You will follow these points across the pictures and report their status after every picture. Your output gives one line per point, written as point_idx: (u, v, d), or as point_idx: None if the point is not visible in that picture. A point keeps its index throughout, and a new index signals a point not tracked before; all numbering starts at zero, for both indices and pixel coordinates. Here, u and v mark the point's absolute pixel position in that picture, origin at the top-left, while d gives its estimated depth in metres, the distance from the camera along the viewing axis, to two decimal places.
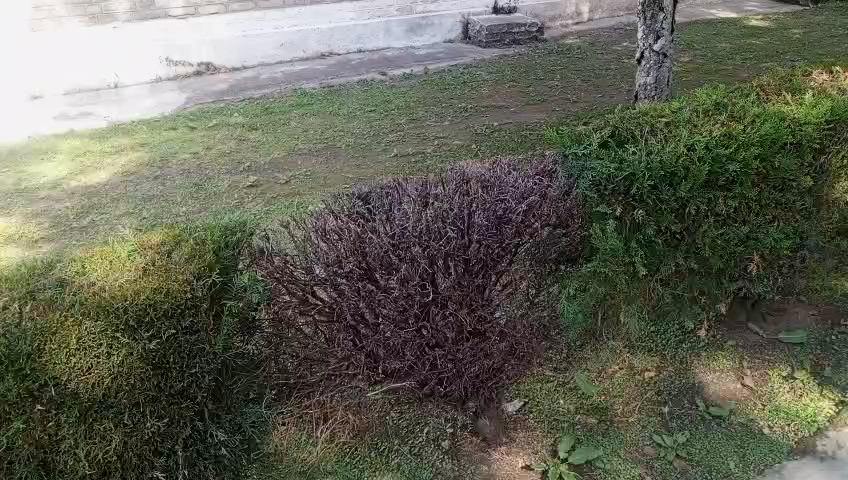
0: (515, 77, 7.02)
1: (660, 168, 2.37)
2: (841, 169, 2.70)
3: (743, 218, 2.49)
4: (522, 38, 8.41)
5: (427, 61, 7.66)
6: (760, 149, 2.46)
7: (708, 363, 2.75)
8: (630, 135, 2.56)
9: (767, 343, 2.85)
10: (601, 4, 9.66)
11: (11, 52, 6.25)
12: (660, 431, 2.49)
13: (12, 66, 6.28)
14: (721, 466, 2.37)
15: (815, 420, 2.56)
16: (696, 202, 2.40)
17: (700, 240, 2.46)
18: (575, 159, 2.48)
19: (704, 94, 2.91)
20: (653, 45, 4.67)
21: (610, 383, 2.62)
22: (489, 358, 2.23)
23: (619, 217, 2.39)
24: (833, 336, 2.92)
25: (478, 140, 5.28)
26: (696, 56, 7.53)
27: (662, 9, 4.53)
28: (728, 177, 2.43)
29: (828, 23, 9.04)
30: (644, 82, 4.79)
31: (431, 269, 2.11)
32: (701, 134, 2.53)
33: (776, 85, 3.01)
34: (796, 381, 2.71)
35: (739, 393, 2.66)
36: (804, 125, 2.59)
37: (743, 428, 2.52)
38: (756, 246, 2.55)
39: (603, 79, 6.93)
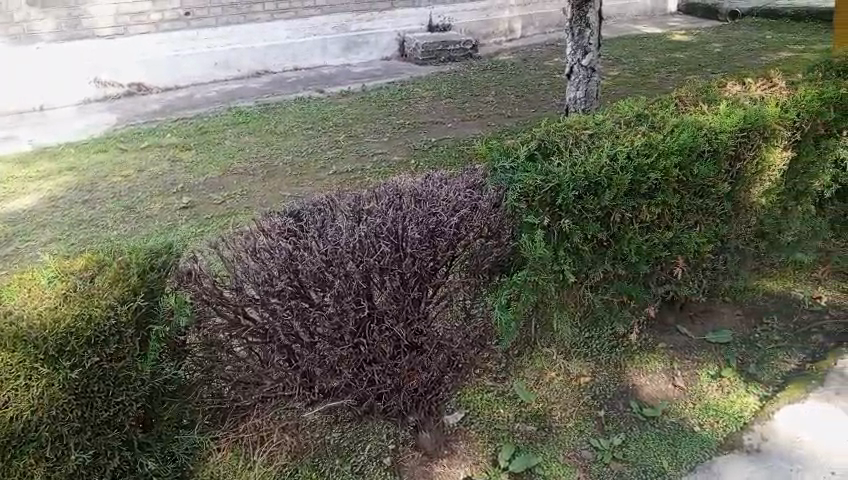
0: (451, 93, 7.13)
1: (584, 177, 2.42)
2: (755, 174, 2.84)
3: (666, 223, 2.61)
4: (458, 55, 8.54)
5: (363, 78, 7.71)
6: (678, 157, 2.56)
7: (640, 366, 2.83)
8: (555, 148, 2.61)
9: (696, 343, 2.97)
10: (533, 21, 9.93)
11: (11, 72, 6.34)
12: (597, 435, 2.55)
13: (10, 83, 6.38)
14: (654, 465, 2.43)
15: (742, 415, 2.64)
16: (619, 210, 2.48)
17: (627, 247, 2.56)
18: (503, 172, 2.50)
19: (626, 106, 3.01)
20: (581, 60, 4.82)
21: (548, 390, 2.70)
22: (428, 371, 2.22)
23: (547, 227, 2.43)
24: (757, 334, 3.07)
25: (416, 156, 5.32)
26: (623, 70, 7.81)
27: (589, 25, 4.68)
28: (650, 184, 2.51)
29: (745, 37, 9.54)
30: (575, 96, 4.94)
31: (366, 285, 2.06)
32: (624, 144, 2.59)
33: (693, 96, 3.15)
34: (723, 378, 2.81)
35: (670, 393, 2.75)
36: (719, 132, 2.68)
37: (674, 426, 2.60)
38: (680, 250, 2.69)
39: (536, 93, 7.11)
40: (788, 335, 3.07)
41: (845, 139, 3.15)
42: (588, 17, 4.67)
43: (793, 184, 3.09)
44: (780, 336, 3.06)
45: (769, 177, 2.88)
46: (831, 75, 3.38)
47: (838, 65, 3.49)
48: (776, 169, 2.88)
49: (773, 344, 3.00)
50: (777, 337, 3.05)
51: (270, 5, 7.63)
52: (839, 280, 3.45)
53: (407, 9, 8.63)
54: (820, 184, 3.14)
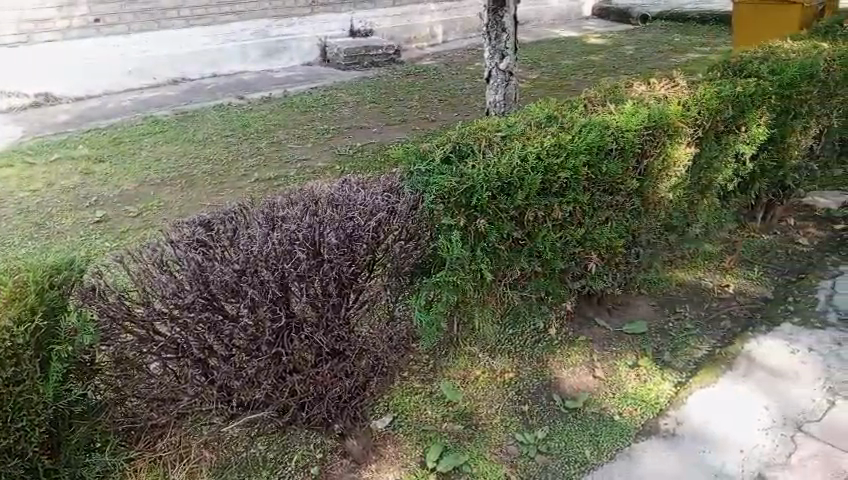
0: (375, 98, 7.12)
1: (498, 177, 2.45)
2: (662, 171, 2.96)
3: (579, 220, 2.71)
4: (381, 60, 8.55)
5: (285, 84, 7.62)
6: (587, 155, 2.63)
7: (563, 359, 2.93)
8: (470, 150, 2.62)
9: (614, 335, 3.08)
10: (453, 26, 10.06)
11: None
12: (522, 430, 2.60)
13: None
14: (576, 455, 2.48)
15: (658, 401, 2.73)
16: (532, 209, 2.55)
17: (542, 244, 2.64)
18: (419, 175, 2.49)
19: (537, 109, 3.07)
20: (499, 63, 4.91)
21: (474, 389, 2.75)
22: (351, 377, 2.19)
23: (464, 227, 2.46)
24: (671, 322, 3.20)
25: (340, 161, 5.28)
26: (542, 73, 8.00)
27: (505, 30, 4.77)
28: (560, 183, 2.59)
29: (655, 40, 9.96)
30: (494, 99, 5.03)
31: (282, 293, 2.02)
32: (534, 144, 2.63)
33: (602, 97, 3.24)
34: (640, 367, 2.91)
35: (591, 384, 2.83)
36: (626, 131, 2.76)
37: (595, 416, 2.66)
38: (593, 245, 2.80)
39: (458, 97, 7.20)
40: (699, 322, 3.20)
41: (743, 135, 3.36)
42: (504, 21, 4.76)
43: (697, 179, 3.23)
44: (692, 323, 3.19)
45: (674, 173, 3.01)
46: (729, 74, 3.55)
47: (734, 65, 3.66)
48: (681, 165, 3.01)
49: (686, 331, 3.13)
50: (689, 324, 3.19)
51: (185, 11, 7.43)
52: (744, 267, 3.62)
53: (327, 15, 8.59)
54: (721, 178, 3.34)
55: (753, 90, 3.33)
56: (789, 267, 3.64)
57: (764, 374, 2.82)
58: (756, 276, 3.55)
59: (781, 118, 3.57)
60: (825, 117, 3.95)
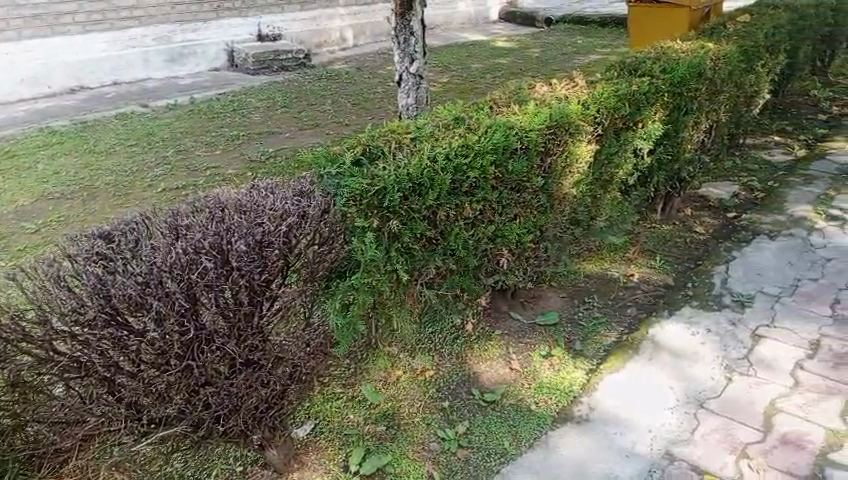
0: (286, 103, 7.03)
1: (408, 179, 2.47)
2: (565, 168, 3.08)
3: (489, 218, 2.79)
4: (291, 64, 8.45)
5: (191, 90, 7.42)
6: (494, 155, 2.70)
7: (480, 354, 3.01)
8: (380, 152, 2.61)
9: (528, 328, 3.20)
10: (364, 30, 10.05)
11: None
12: (443, 427, 2.63)
13: None
14: (496, 447, 2.52)
15: (572, 389, 2.82)
16: (444, 208, 2.60)
17: (454, 243, 2.70)
18: (330, 178, 2.44)
19: (444, 111, 3.11)
20: (409, 67, 4.96)
21: (394, 389, 2.79)
22: (267, 387, 2.17)
23: (378, 229, 2.46)
24: (580, 312, 3.34)
25: (252, 168, 5.17)
26: (453, 77, 8.12)
27: (413, 34, 4.83)
28: (470, 183, 2.65)
29: (559, 42, 10.33)
30: (406, 102, 5.07)
31: (190, 305, 1.94)
32: (442, 145, 2.67)
33: (507, 98, 3.34)
34: (553, 357, 3.01)
35: (509, 376, 2.91)
36: (530, 130, 2.85)
37: (513, 407, 2.73)
38: (503, 241, 2.89)
39: (371, 101, 7.21)
40: (607, 311, 3.35)
41: (640, 131, 3.54)
42: (412, 25, 4.81)
43: (599, 175, 3.38)
44: (600, 312, 3.34)
45: (577, 170, 3.14)
46: (626, 72, 3.72)
47: (629, 65, 3.80)
48: (583, 162, 3.15)
49: (595, 321, 3.27)
50: (597, 313, 3.34)
51: (82, 16, 7.11)
52: (647, 257, 3.82)
53: (232, 20, 8.44)
54: (622, 173, 3.51)
55: (648, 88, 3.51)
56: (688, 255, 3.86)
57: (668, 356, 2.96)
58: (658, 264, 3.75)
59: (674, 114, 3.78)
60: (714, 113, 4.22)
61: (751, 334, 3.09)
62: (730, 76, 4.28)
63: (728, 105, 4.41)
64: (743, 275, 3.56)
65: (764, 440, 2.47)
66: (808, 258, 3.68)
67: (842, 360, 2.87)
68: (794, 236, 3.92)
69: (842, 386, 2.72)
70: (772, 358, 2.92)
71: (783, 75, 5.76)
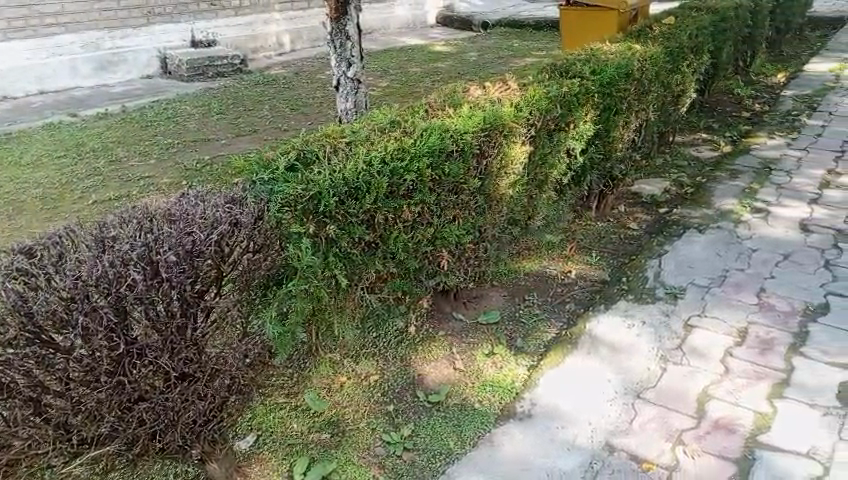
0: (222, 109, 6.90)
1: (344, 184, 2.45)
2: (501, 169, 3.13)
3: (427, 221, 2.80)
4: (226, 70, 8.31)
5: (122, 98, 7.20)
6: (430, 158, 2.71)
7: (425, 356, 3.02)
8: (315, 157, 2.58)
9: (471, 327, 3.23)
10: (301, 35, 9.96)
11: None
12: (389, 430, 2.63)
13: None
14: (441, 448, 2.53)
15: (514, 386, 2.86)
16: (382, 212, 2.59)
17: (394, 246, 2.69)
18: (262, 184, 2.36)
19: (379, 115, 3.11)
20: (347, 72, 4.94)
21: (339, 396, 2.77)
22: (204, 400, 2.14)
23: (315, 235, 2.43)
24: (521, 310, 3.40)
25: (187, 177, 5.05)
26: (392, 81, 8.13)
27: (349, 38, 4.81)
28: (407, 186, 2.65)
29: (496, 46, 10.48)
30: (345, 107, 5.05)
31: (120, 319, 1.89)
32: (378, 149, 2.66)
33: (442, 101, 3.36)
34: (495, 355, 3.05)
35: (452, 376, 2.92)
36: (465, 133, 2.88)
37: (458, 406, 2.75)
38: (443, 243, 2.91)
39: (310, 106, 7.14)
40: (547, 307, 3.42)
41: (572, 132, 3.63)
42: (347, 30, 4.80)
43: (533, 175, 3.45)
44: (540, 309, 3.40)
45: (512, 170, 3.19)
46: (557, 73, 3.80)
47: (560, 67, 3.89)
48: (517, 163, 3.20)
49: (535, 318, 3.33)
50: (537, 310, 3.40)
51: (2, 23, 6.81)
52: (584, 254, 3.92)
53: (164, 25, 8.26)
54: (556, 172, 3.59)
55: (578, 90, 3.60)
56: (622, 250, 3.97)
57: (606, 349, 3.04)
58: (595, 261, 3.84)
59: (604, 115, 3.89)
60: (642, 112, 4.36)
61: (683, 324, 3.20)
62: (656, 76, 4.43)
63: (656, 105, 4.56)
64: (675, 268, 3.68)
65: (698, 427, 2.55)
66: (735, 250, 3.84)
67: (768, 346, 3.00)
68: (721, 229, 4.08)
69: (769, 371, 2.84)
70: (704, 346, 3.03)
71: (708, 74, 5.99)
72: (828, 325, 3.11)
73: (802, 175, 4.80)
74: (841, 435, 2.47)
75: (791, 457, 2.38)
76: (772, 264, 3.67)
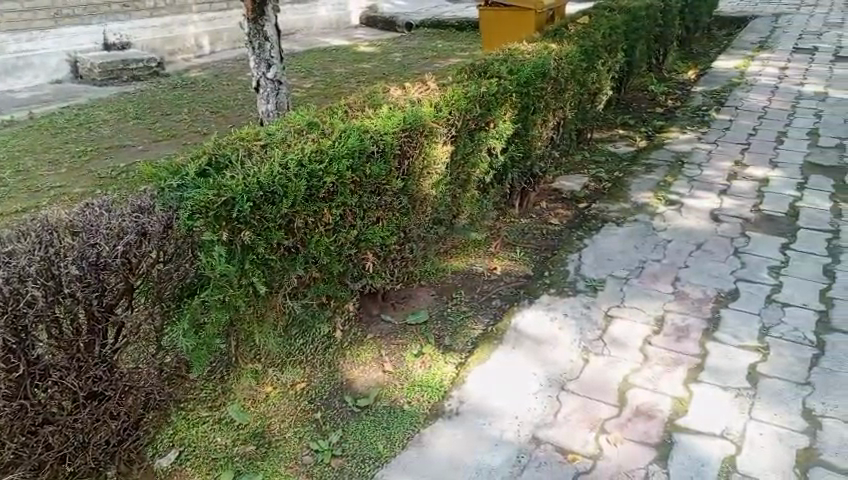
0: (139, 114, 6.64)
1: (257, 187, 2.35)
2: (423, 169, 3.13)
3: (350, 223, 2.77)
4: (142, 74, 8.01)
5: (30, 104, 6.84)
6: (349, 160, 2.67)
7: (353, 360, 2.99)
8: (227, 162, 2.50)
9: (399, 328, 3.23)
10: (221, 36, 9.71)
11: None
12: (316, 438, 2.58)
13: None
14: (371, 451, 2.50)
15: (442, 385, 2.86)
16: (302, 215, 2.53)
17: (315, 251, 2.64)
18: (171, 191, 2.27)
19: (296, 117, 3.05)
20: (266, 73, 4.83)
21: (265, 406, 2.71)
22: (118, 418, 2.12)
23: (228, 241, 2.30)
24: (449, 308, 3.41)
25: (101, 185, 4.83)
26: (315, 82, 8.03)
27: (268, 39, 4.72)
28: (327, 188, 2.61)
29: (421, 46, 10.52)
30: (266, 109, 4.93)
31: (19, 340, 1.80)
32: (294, 151, 2.61)
33: (361, 102, 3.34)
34: (424, 355, 3.04)
35: (381, 379, 2.90)
36: (385, 134, 2.86)
37: (387, 408, 2.73)
38: (367, 245, 2.89)
39: (231, 108, 6.96)
40: (474, 305, 3.44)
41: (491, 131, 3.68)
42: (266, 31, 4.70)
43: (455, 175, 3.47)
44: (468, 307, 3.43)
45: (434, 170, 3.20)
46: (476, 73, 3.84)
47: (478, 67, 3.92)
48: (439, 163, 3.21)
49: (463, 315, 3.35)
50: (464, 308, 3.42)
51: None
52: (509, 250, 3.97)
53: (73, 27, 7.89)
54: (478, 171, 3.63)
55: (496, 89, 3.64)
56: (546, 246, 4.04)
57: (531, 343, 3.09)
58: (519, 257, 3.90)
59: (523, 114, 3.96)
60: (560, 110, 4.47)
61: (604, 315, 3.29)
62: (572, 75, 4.54)
63: (573, 103, 4.68)
64: (596, 261, 3.78)
65: (619, 415, 2.62)
66: (651, 242, 3.97)
67: (684, 333, 3.11)
68: (638, 222, 4.22)
69: (685, 357, 2.95)
70: (623, 336, 3.12)
71: (623, 72, 6.19)
72: (738, 310, 3.26)
73: (711, 168, 5.03)
74: (752, 415, 2.59)
75: (707, 439, 2.48)
76: (685, 253, 3.82)
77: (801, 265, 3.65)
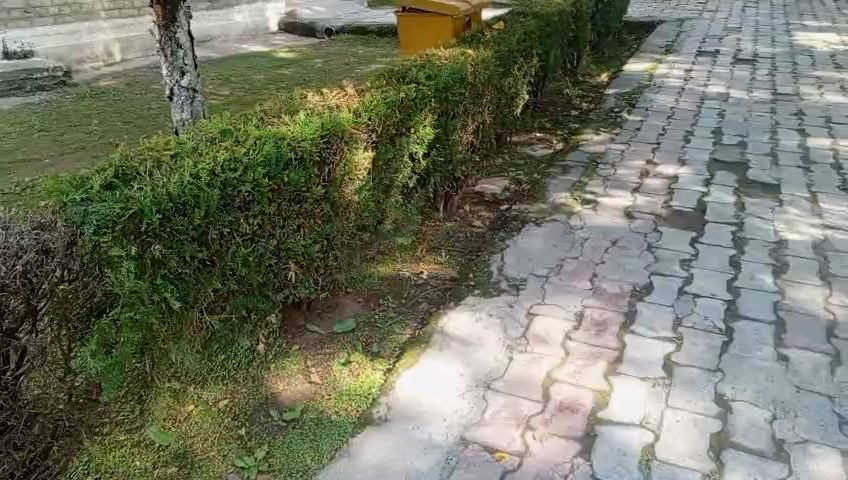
0: (45, 125, 6.32)
1: (167, 200, 2.29)
2: (344, 176, 3.11)
3: (269, 232, 2.72)
4: (48, 83, 7.63)
5: None
6: (266, 168, 2.62)
7: (278, 373, 2.93)
8: (135, 174, 2.42)
9: (326, 338, 3.19)
10: (132, 44, 9.35)
11: None
12: (241, 455, 2.51)
13: None
14: (298, 465, 2.46)
15: (370, 393, 2.84)
16: (217, 226, 2.46)
17: (232, 262, 2.57)
18: (74, 206, 2.14)
19: (209, 124, 2.97)
20: (180, 80, 4.67)
21: (186, 426, 2.62)
22: (23, 448, 2.03)
23: (139, 257, 2.23)
24: (376, 315, 3.39)
25: (5, 201, 4.56)
26: (234, 89, 7.85)
27: (181, 45, 4.58)
28: (243, 197, 2.55)
29: (342, 52, 10.48)
30: (182, 118, 4.77)
31: None
32: (207, 160, 2.53)
33: (279, 108, 3.28)
34: (353, 364, 3.01)
35: (308, 391, 2.85)
36: (302, 140, 2.81)
37: (314, 420, 2.68)
38: (289, 255, 2.84)
39: (145, 118, 6.71)
40: (400, 310, 3.45)
41: (413, 136, 3.69)
42: (178, 37, 4.56)
43: (378, 180, 3.46)
44: (395, 311, 3.43)
45: (357, 176, 3.18)
46: (394, 79, 3.85)
47: (396, 73, 3.93)
48: (361, 169, 3.19)
49: (390, 321, 3.34)
50: (392, 313, 3.41)
51: None
52: (434, 253, 4.00)
53: None
54: (401, 176, 3.64)
55: (415, 95, 3.66)
56: (470, 248, 4.09)
57: (457, 344, 3.11)
58: (444, 259, 3.93)
59: (442, 119, 4.00)
60: (478, 115, 4.54)
61: (527, 312, 3.36)
62: (490, 80, 4.62)
63: (491, 107, 4.76)
64: (518, 261, 3.86)
65: (544, 410, 2.68)
66: (570, 240, 4.09)
67: (602, 327, 3.22)
68: (557, 222, 4.33)
69: (604, 350, 3.04)
70: (547, 333, 3.19)
71: (539, 76, 6.35)
72: (653, 303, 3.39)
73: (624, 167, 5.22)
74: (668, 403, 2.70)
75: (627, 429, 2.57)
76: (602, 250, 3.95)
77: (709, 258, 3.83)
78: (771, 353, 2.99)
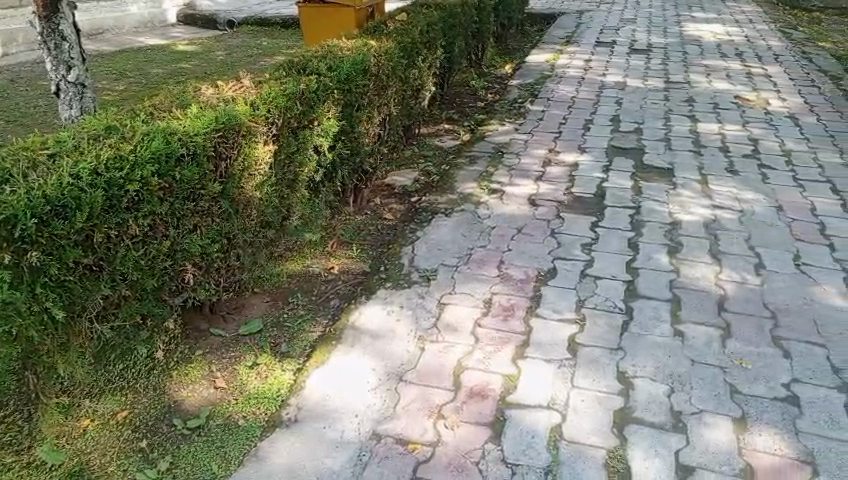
0: None
1: (43, 201, 2.13)
2: (243, 171, 3.01)
3: (162, 233, 2.59)
4: None
5: None
6: (154, 166, 2.49)
7: (181, 380, 2.81)
8: (7, 176, 2.24)
9: (231, 340, 3.08)
10: (14, 37, 8.72)
11: None
12: (142, 467, 2.39)
13: None
14: (204, 474, 2.37)
15: (279, 394, 2.76)
16: (102, 229, 2.32)
17: (123, 267, 2.43)
18: None
19: (92, 121, 2.80)
20: (66, 75, 4.38)
21: (81, 442, 2.47)
22: None
23: (13, 265, 2.08)
24: (284, 314, 3.31)
25: None
26: (129, 84, 7.46)
27: (65, 38, 4.30)
28: (130, 197, 2.41)
29: (245, 44, 10.17)
30: (70, 115, 4.47)
31: None
32: (89, 159, 2.38)
33: (169, 102, 3.14)
34: (260, 366, 2.93)
35: (212, 397, 2.75)
36: (194, 135, 2.69)
37: (220, 427, 2.59)
38: (185, 256, 2.73)
39: (31, 116, 6.27)
40: (310, 307, 3.38)
41: (316, 129, 3.62)
42: (61, 29, 4.28)
43: (281, 175, 3.37)
44: (305, 309, 3.36)
45: (257, 171, 3.09)
46: (294, 70, 3.76)
47: (296, 64, 3.84)
48: (262, 164, 3.10)
49: (300, 319, 3.27)
50: (302, 311, 3.35)
51: None
52: (344, 248, 3.95)
53: None
54: (307, 170, 3.56)
55: (316, 86, 3.59)
56: (381, 240, 4.07)
57: (368, 339, 3.08)
58: (354, 254, 3.89)
59: (346, 111, 3.94)
60: (384, 106, 4.51)
61: (438, 302, 3.37)
62: (394, 71, 4.60)
63: (396, 99, 4.74)
64: (427, 252, 3.87)
65: (455, 399, 2.70)
66: (478, 229, 4.14)
67: (510, 312, 3.27)
68: (465, 212, 4.37)
69: (512, 335, 3.10)
70: (457, 321, 3.21)
71: (444, 67, 6.38)
72: (558, 287, 3.48)
73: (528, 156, 5.34)
74: (574, 383, 2.78)
75: (535, 411, 2.63)
76: (508, 238, 4.03)
77: (610, 241, 3.98)
78: (668, 329, 3.14)
